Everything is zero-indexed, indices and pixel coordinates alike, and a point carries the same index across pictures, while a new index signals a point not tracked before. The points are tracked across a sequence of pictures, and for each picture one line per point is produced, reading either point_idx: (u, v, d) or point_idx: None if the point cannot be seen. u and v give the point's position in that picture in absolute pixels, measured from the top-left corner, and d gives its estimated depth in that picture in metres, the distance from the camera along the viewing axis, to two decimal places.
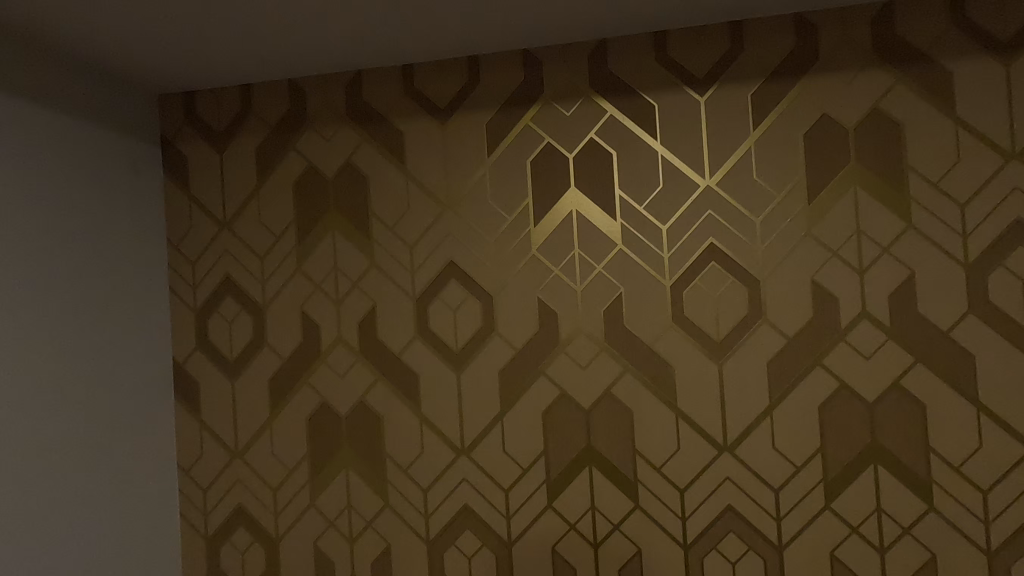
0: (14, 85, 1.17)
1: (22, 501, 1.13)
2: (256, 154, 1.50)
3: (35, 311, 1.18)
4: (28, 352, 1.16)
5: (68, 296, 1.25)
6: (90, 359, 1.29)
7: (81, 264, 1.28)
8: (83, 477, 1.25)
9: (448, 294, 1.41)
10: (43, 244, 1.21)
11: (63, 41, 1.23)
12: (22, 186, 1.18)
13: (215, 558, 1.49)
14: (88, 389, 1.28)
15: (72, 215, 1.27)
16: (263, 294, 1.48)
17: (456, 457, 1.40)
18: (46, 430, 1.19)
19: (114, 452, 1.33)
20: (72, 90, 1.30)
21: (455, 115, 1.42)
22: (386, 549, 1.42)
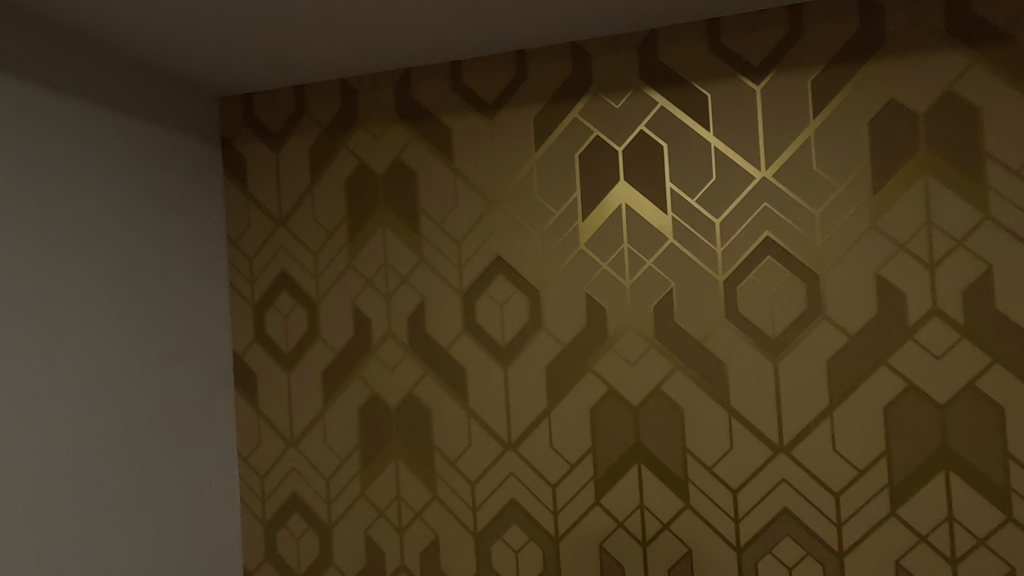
0: (79, 89, 1.23)
1: (91, 488, 1.19)
2: (309, 152, 1.54)
3: (101, 307, 1.24)
4: (95, 346, 1.22)
5: (132, 292, 1.31)
6: (153, 353, 1.35)
7: (143, 261, 1.34)
8: (146, 467, 1.31)
9: (496, 289, 1.42)
10: (110, 242, 1.27)
11: (125, 43, 1.29)
12: (91, 188, 1.24)
13: (272, 542, 1.55)
14: (150, 381, 1.34)
15: (134, 214, 1.33)
16: (316, 288, 1.53)
17: (502, 451, 1.41)
18: (113, 421, 1.25)
19: (175, 442, 1.39)
20: (134, 93, 1.35)
21: (503, 111, 1.42)
22: (434, 540, 1.44)
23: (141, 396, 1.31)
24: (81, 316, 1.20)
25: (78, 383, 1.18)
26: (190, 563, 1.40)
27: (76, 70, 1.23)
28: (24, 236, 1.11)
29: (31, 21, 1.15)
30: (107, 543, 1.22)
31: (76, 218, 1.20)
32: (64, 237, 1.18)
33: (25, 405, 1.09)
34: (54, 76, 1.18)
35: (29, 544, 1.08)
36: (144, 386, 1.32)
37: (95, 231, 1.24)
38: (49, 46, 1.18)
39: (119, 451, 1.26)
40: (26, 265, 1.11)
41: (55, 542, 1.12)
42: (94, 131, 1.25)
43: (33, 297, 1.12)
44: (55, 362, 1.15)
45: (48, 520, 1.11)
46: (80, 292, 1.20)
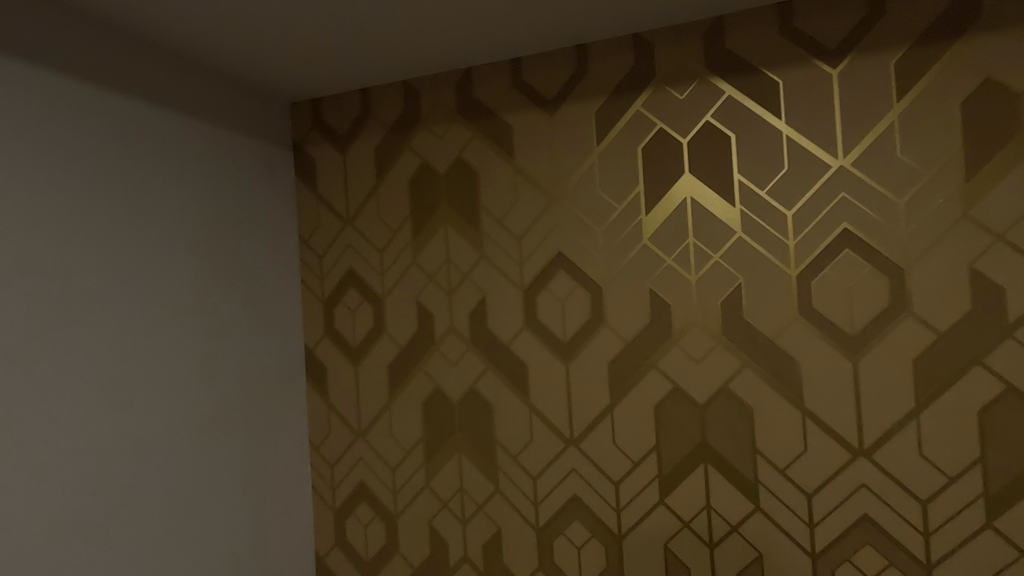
0: (165, 98, 1.31)
1: (177, 476, 1.26)
2: (375, 153, 1.59)
3: (185, 305, 1.30)
4: (182, 341, 1.29)
5: (212, 290, 1.37)
6: (231, 347, 1.41)
7: (223, 260, 1.41)
8: (226, 456, 1.38)
9: (557, 285, 1.42)
10: (192, 242, 1.33)
11: (204, 53, 1.36)
12: (176, 191, 1.31)
13: (342, 528, 1.61)
14: (230, 375, 1.40)
15: (214, 215, 1.39)
16: (382, 284, 1.57)
17: (564, 447, 1.41)
18: (196, 411, 1.31)
19: (252, 434, 1.45)
20: (212, 100, 1.42)
21: (564, 106, 1.42)
22: (496, 533, 1.46)
23: (223, 389, 1.38)
24: (169, 314, 1.26)
25: (166, 376, 1.25)
26: (266, 549, 1.47)
27: (161, 80, 1.30)
28: (117, 238, 1.18)
29: (121, 35, 1.23)
30: (192, 528, 1.28)
31: (163, 221, 1.27)
32: (153, 238, 1.25)
33: (120, 397, 1.16)
34: (141, 86, 1.25)
35: (125, 526, 1.15)
36: (225, 380, 1.39)
37: (180, 232, 1.31)
38: (138, 59, 1.25)
39: (202, 442, 1.32)
40: (120, 265, 1.18)
41: (147, 526, 1.19)
42: (178, 138, 1.32)
43: (127, 296, 1.19)
44: (146, 358, 1.22)
45: (140, 505, 1.18)
46: (167, 291, 1.27)
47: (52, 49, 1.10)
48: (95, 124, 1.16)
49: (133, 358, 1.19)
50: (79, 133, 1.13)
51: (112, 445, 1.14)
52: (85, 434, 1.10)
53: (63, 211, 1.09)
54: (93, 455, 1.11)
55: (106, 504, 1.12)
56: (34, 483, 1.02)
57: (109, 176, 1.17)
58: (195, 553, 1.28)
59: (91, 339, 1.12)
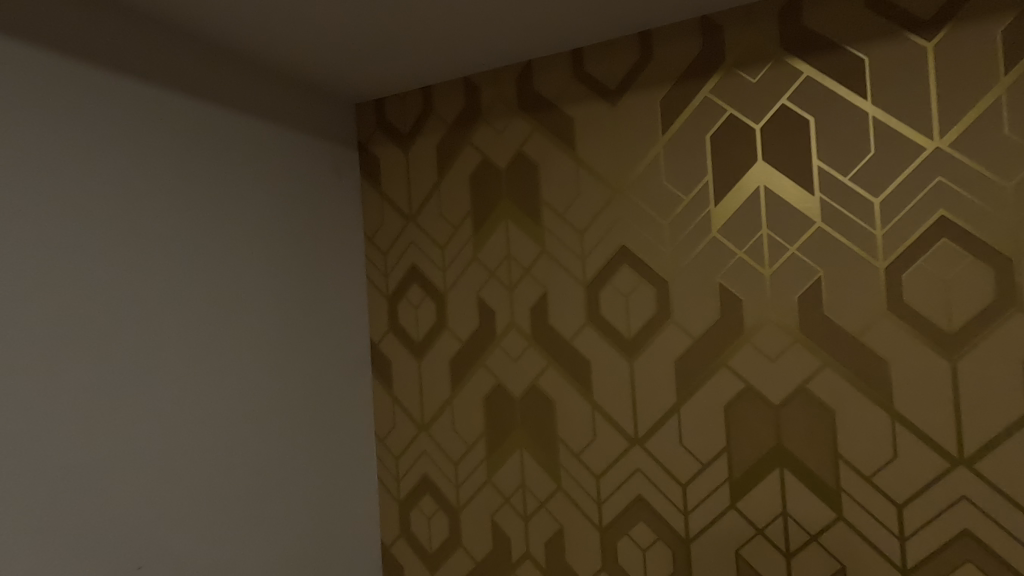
0: (239, 104, 1.37)
1: (252, 465, 1.32)
2: (436, 150, 1.61)
3: (258, 301, 1.36)
4: (255, 336, 1.35)
5: (281, 287, 1.42)
6: (301, 343, 1.46)
7: (292, 258, 1.46)
8: (297, 447, 1.42)
9: (620, 280, 1.38)
10: (263, 241, 1.39)
11: (274, 58, 1.41)
12: (246, 191, 1.36)
13: (405, 520, 1.64)
14: (300, 369, 1.45)
15: (283, 215, 1.45)
16: (443, 280, 1.59)
17: (628, 446, 1.37)
18: (266, 402, 1.36)
19: (320, 426, 1.49)
20: (279, 103, 1.48)
21: (627, 96, 1.38)
22: (558, 531, 1.45)
23: (293, 383, 1.43)
24: (242, 309, 1.32)
25: (238, 368, 1.31)
26: (333, 540, 1.50)
27: (233, 86, 1.37)
28: (192, 236, 1.24)
29: (194, 45, 1.29)
30: (263, 515, 1.33)
31: (234, 220, 1.33)
32: (228, 238, 1.31)
33: (200, 388, 1.23)
34: (213, 91, 1.32)
35: (205, 510, 1.22)
36: (296, 374, 1.44)
37: (250, 231, 1.36)
38: (214, 69, 1.33)
39: (273, 432, 1.37)
40: (196, 262, 1.24)
41: (224, 511, 1.25)
42: (251, 142, 1.39)
43: (204, 292, 1.25)
44: (223, 352, 1.28)
45: (217, 490, 1.24)
46: (241, 288, 1.33)
47: (134, 60, 1.17)
48: (171, 129, 1.22)
49: (208, 350, 1.25)
50: (158, 138, 1.20)
51: (193, 433, 1.21)
52: (164, 421, 1.16)
53: (144, 211, 1.16)
54: (172, 443, 1.17)
55: (187, 488, 1.19)
56: (122, 464, 1.09)
57: (184, 177, 1.24)
58: (265, 540, 1.33)
59: (170, 331, 1.18)
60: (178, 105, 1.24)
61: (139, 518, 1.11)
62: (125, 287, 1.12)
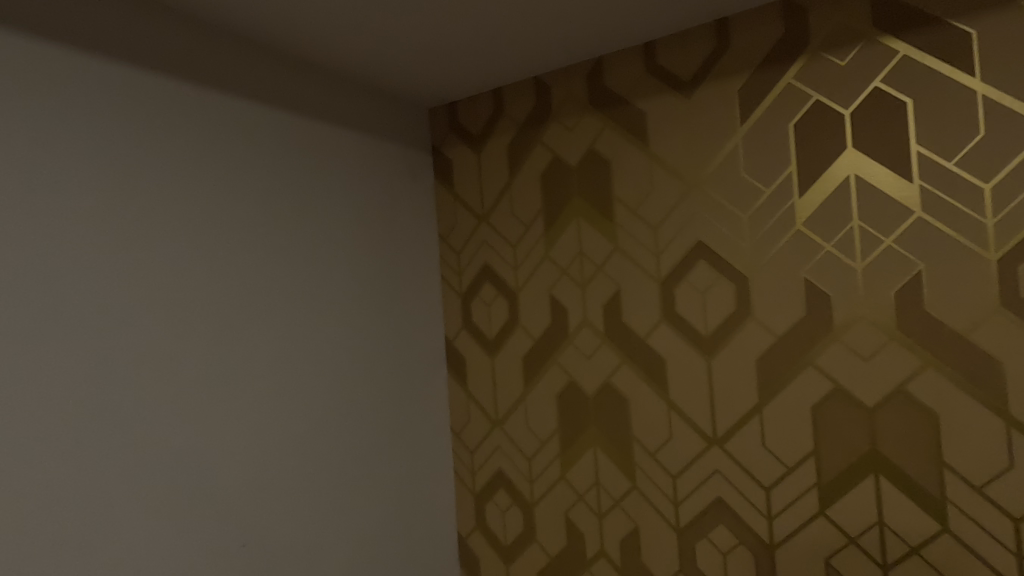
0: (322, 113, 1.46)
1: (338, 455, 1.39)
2: (508, 150, 1.63)
3: (342, 299, 1.44)
4: (340, 333, 1.42)
5: (362, 287, 1.49)
6: (382, 339, 1.53)
7: (371, 258, 1.52)
8: (378, 439, 1.49)
9: (696, 276, 1.35)
10: (345, 243, 1.46)
11: (355, 68, 1.49)
12: (330, 196, 1.44)
13: (481, 513, 1.67)
14: (380, 364, 1.51)
15: (363, 218, 1.52)
16: (515, 279, 1.61)
17: (706, 447, 1.34)
18: (350, 396, 1.43)
19: (399, 419, 1.55)
20: (358, 110, 1.55)
21: (703, 86, 1.34)
22: (634, 530, 1.43)
23: (374, 377, 1.50)
24: (326, 307, 1.40)
25: (324, 363, 1.38)
26: (412, 530, 1.56)
27: (316, 97, 1.45)
28: (282, 239, 1.32)
29: (283, 60, 1.38)
30: (347, 503, 1.40)
31: (319, 223, 1.41)
32: (314, 240, 1.39)
33: (291, 381, 1.31)
34: (299, 103, 1.40)
35: (297, 496, 1.30)
36: (377, 368, 1.50)
37: (333, 233, 1.44)
38: (300, 82, 1.41)
39: (357, 424, 1.44)
40: (286, 263, 1.32)
41: (314, 497, 1.33)
42: (333, 149, 1.47)
43: (292, 291, 1.33)
44: (311, 349, 1.36)
45: (307, 478, 1.32)
46: (327, 288, 1.40)
47: (229, 78, 1.27)
48: (264, 140, 1.31)
49: (298, 347, 1.33)
50: (252, 149, 1.29)
51: (285, 424, 1.29)
52: (260, 413, 1.25)
53: (239, 217, 1.25)
54: (266, 432, 1.25)
55: (282, 475, 1.27)
56: (223, 454, 1.18)
57: (275, 185, 1.32)
58: (350, 528, 1.40)
59: (264, 328, 1.27)
60: (268, 117, 1.33)
61: (239, 501, 1.20)
62: (223, 288, 1.21)
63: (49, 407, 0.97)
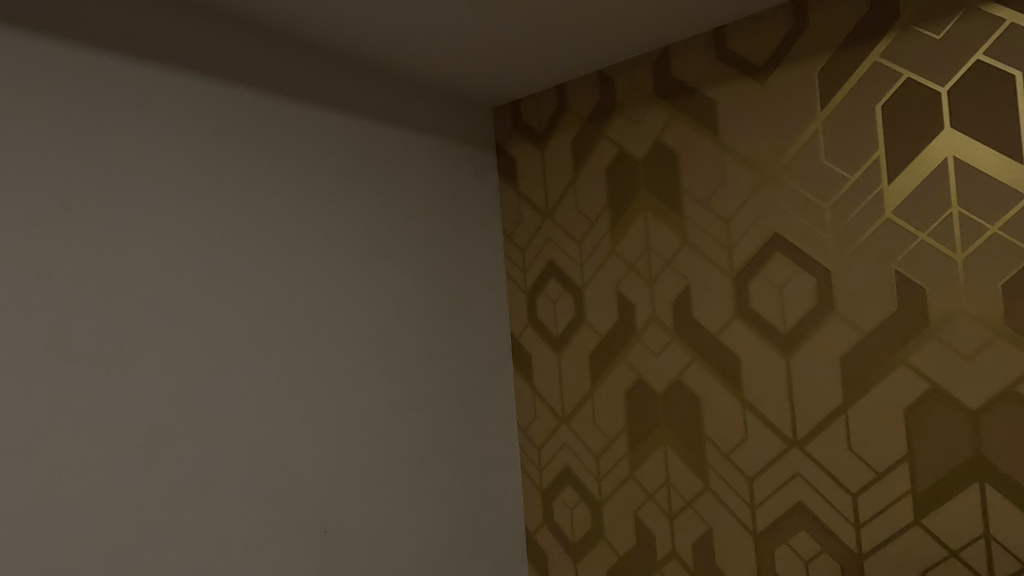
0: (392, 117, 1.50)
1: (409, 449, 1.43)
2: (572, 146, 1.62)
3: (413, 297, 1.48)
4: (410, 330, 1.46)
5: (430, 285, 1.53)
6: (450, 336, 1.56)
7: (438, 256, 1.56)
8: (446, 434, 1.52)
9: (773, 270, 1.29)
10: (414, 242, 1.50)
11: (422, 71, 1.53)
12: (399, 196, 1.48)
13: (548, 509, 1.67)
14: (449, 361, 1.55)
15: (430, 217, 1.55)
16: (581, 275, 1.60)
17: (785, 448, 1.28)
18: (419, 391, 1.47)
19: (468, 416, 1.58)
20: (424, 112, 1.59)
21: (778, 71, 1.28)
22: (707, 533, 1.39)
23: (443, 373, 1.53)
24: (396, 305, 1.44)
25: (397, 360, 1.43)
26: (480, 524, 1.58)
27: (386, 101, 1.49)
28: (356, 239, 1.37)
29: (354, 67, 1.43)
30: (419, 496, 1.44)
31: (390, 224, 1.45)
32: (386, 241, 1.44)
33: (366, 377, 1.36)
34: (369, 108, 1.45)
35: (373, 488, 1.34)
36: (446, 364, 1.54)
37: (404, 233, 1.48)
38: (371, 87, 1.46)
39: (428, 419, 1.48)
40: (360, 263, 1.37)
41: (388, 489, 1.37)
42: (402, 151, 1.51)
43: (366, 290, 1.38)
44: (384, 345, 1.40)
45: (382, 470, 1.37)
46: (398, 286, 1.45)
47: (306, 87, 1.33)
48: (338, 145, 1.37)
49: (371, 343, 1.38)
50: (327, 153, 1.34)
51: (361, 418, 1.34)
52: (338, 408, 1.30)
53: (317, 220, 1.30)
54: (343, 426, 1.30)
55: (359, 466, 1.32)
56: (305, 447, 1.23)
57: (348, 187, 1.37)
58: (421, 520, 1.43)
59: (342, 326, 1.32)
60: (341, 123, 1.38)
61: (319, 491, 1.25)
62: (303, 289, 1.26)
63: (155, 404, 1.04)
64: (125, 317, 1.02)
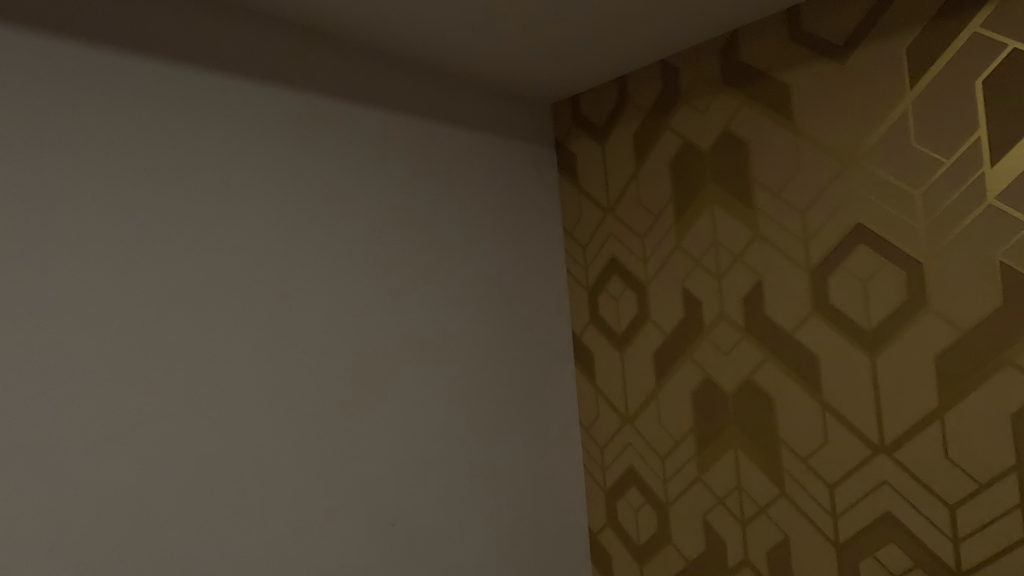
0: (451, 117, 1.52)
1: (471, 446, 1.44)
2: (634, 139, 1.58)
3: (474, 295, 1.49)
4: (472, 327, 1.48)
5: (490, 283, 1.53)
6: (510, 334, 1.56)
7: (497, 254, 1.56)
8: (508, 432, 1.52)
9: (855, 263, 1.20)
10: (474, 240, 1.51)
11: (481, 70, 1.53)
12: (459, 195, 1.50)
13: (612, 510, 1.64)
14: (509, 359, 1.55)
15: (490, 215, 1.56)
16: (644, 271, 1.56)
17: (871, 455, 1.19)
18: (481, 388, 1.47)
19: (529, 414, 1.57)
20: (483, 111, 1.59)
21: (860, 50, 1.20)
22: (783, 542, 1.31)
23: (504, 371, 1.53)
24: (457, 304, 1.45)
25: (459, 358, 1.44)
26: (542, 523, 1.57)
27: (445, 101, 1.51)
28: (418, 238, 1.40)
29: (415, 69, 1.46)
30: (481, 493, 1.44)
31: (450, 222, 1.47)
32: (447, 239, 1.45)
33: (429, 374, 1.38)
34: (430, 108, 1.47)
35: (438, 483, 1.36)
36: (507, 362, 1.54)
37: (464, 232, 1.49)
38: (431, 89, 1.48)
39: (490, 418, 1.48)
40: (422, 261, 1.40)
41: (452, 485, 1.39)
42: (463, 150, 1.52)
43: (428, 288, 1.40)
44: (446, 343, 1.42)
45: (446, 466, 1.38)
46: (459, 284, 1.46)
47: (368, 90, 1.36)
48: (400, 146, 1.40)
49: (434, 340, 1.40)
50: (389, 155, 1.37)
51: (425, 414, 1.36)
52: (402, 405, 1.32)
53: (383, 220, 1.34)
54: (407, 421, 1.33)
55: (423, 461, 1.35)
56: (372, 442, 1.27)
57: (410, 187, 1.40)
58: (483, 517, 1.44)
59: (405, 324, 1.35)
60: (402, 124, 1.41)
61: (386, 486, 1.28)
62: (367, 289, 1.30)
63: (234, 399, 1.09)
64: (206, 316, 1.07)
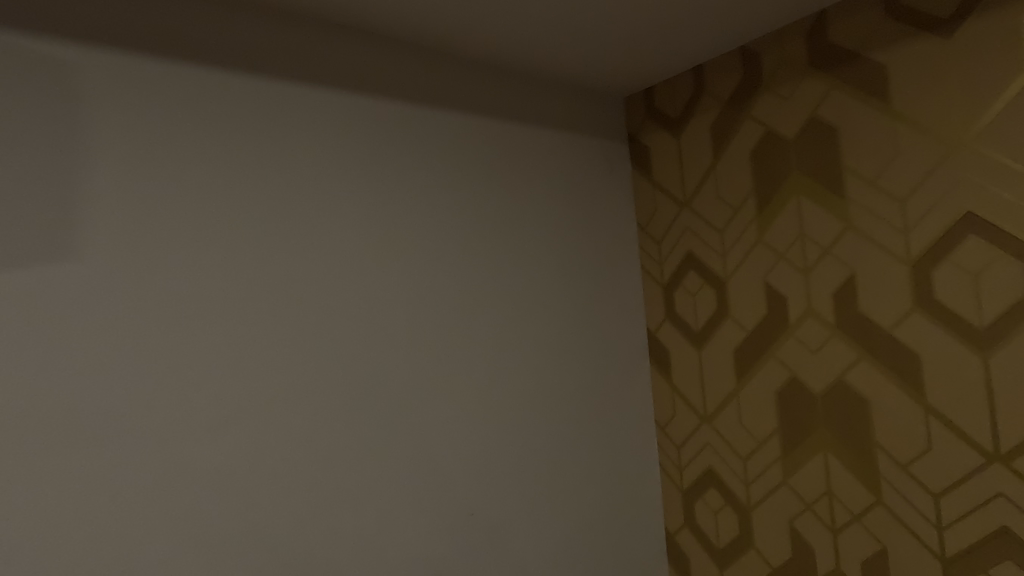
0: (523, 116, 1.53)
1: (545, 442, 1.45)
2: (712, 130, 1.53)
3: (546, 292, 1.50)
4: (545, 323, 1.48)
5: (562, 279, 1.53)
6: (583, 331, 1.55)
7: (569, 250, 1.56)
8: (581, 428, 1.52)
9: (963, 255, 1.11)
10: (546, 237, 1.52)
11: (550, 67, 1.54)
12: (531, 193, 1.51)
13: (690, 511, 1.59)
14: (582, 355, 1.54)
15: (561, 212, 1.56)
16: (723, 266, 1.50)
17: (982, 463, 1.10)
18: (553, 384, 1.48)
19: (603, 411, 1.56)
20: (553, 108, 1.60)
21: (969, 23, 1.10)
22: (880, 552, 1.23)
23: (577, 367, 1.53)
24: (530, 300, 1.47)
25: (532, 354, 1.45)
26: (617, 521, 1.55)
27: (516, 101, 1.53)
28: (491, 236, 1.42)
29: (486, 71, 1.49)
30: (555, 488, 1.46)
31: (523, 220, 1.48)
32: (520, 236, 1.47)
33: (503, 369, 1.40)
34: (501, 109, 1.50)
35: (512, 477, 1.39)
36: (579, 359, 1.54)
37: (536, 231, 1.50)
38: (502, 89, 1.51)
39: (562, 417, 1.49)
40: (495, 259, 1.42)
41: (527, 479, 1.41)
42: (534, 149, 1.54)
43: (502, 285, 1.43)
44: (519, 339, 1.44)
45: (520, 459, 1.41)
46: (532, 281, 1.48)
47: (442, 93, 1.40)
48: (473, 147, 1.43)
49: (507, 336, 1.42)
50: (462, 156, 1.41)
51: (499, 409, 1.39)
52: (477, 399, 1.36)
53: (457, 219, 1.38)
54: (482, 416, 1.36)
55: (498, 454, 1.38)
56: (449, 435, 1.31)
57: (484, 186, 1.43)
58: (556, 512, 1.45)
59: (480, 320, 1.38)
60: (475, 125, 1.44)
61: (463, 477, 1.32)
62: (442, 287, 1.34)
63: (323, 390, 1.17)
64: (298, 313, 1.16)
